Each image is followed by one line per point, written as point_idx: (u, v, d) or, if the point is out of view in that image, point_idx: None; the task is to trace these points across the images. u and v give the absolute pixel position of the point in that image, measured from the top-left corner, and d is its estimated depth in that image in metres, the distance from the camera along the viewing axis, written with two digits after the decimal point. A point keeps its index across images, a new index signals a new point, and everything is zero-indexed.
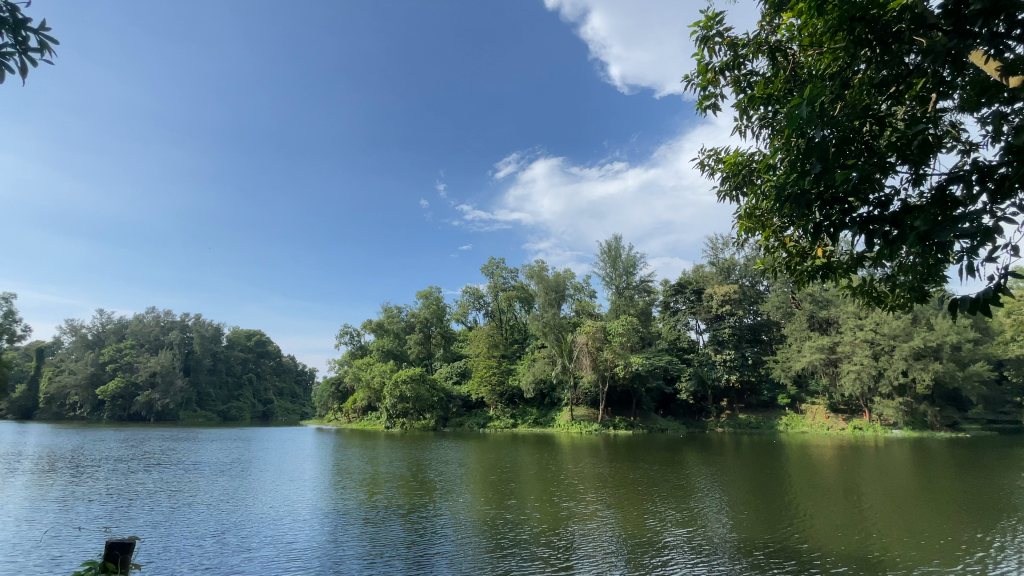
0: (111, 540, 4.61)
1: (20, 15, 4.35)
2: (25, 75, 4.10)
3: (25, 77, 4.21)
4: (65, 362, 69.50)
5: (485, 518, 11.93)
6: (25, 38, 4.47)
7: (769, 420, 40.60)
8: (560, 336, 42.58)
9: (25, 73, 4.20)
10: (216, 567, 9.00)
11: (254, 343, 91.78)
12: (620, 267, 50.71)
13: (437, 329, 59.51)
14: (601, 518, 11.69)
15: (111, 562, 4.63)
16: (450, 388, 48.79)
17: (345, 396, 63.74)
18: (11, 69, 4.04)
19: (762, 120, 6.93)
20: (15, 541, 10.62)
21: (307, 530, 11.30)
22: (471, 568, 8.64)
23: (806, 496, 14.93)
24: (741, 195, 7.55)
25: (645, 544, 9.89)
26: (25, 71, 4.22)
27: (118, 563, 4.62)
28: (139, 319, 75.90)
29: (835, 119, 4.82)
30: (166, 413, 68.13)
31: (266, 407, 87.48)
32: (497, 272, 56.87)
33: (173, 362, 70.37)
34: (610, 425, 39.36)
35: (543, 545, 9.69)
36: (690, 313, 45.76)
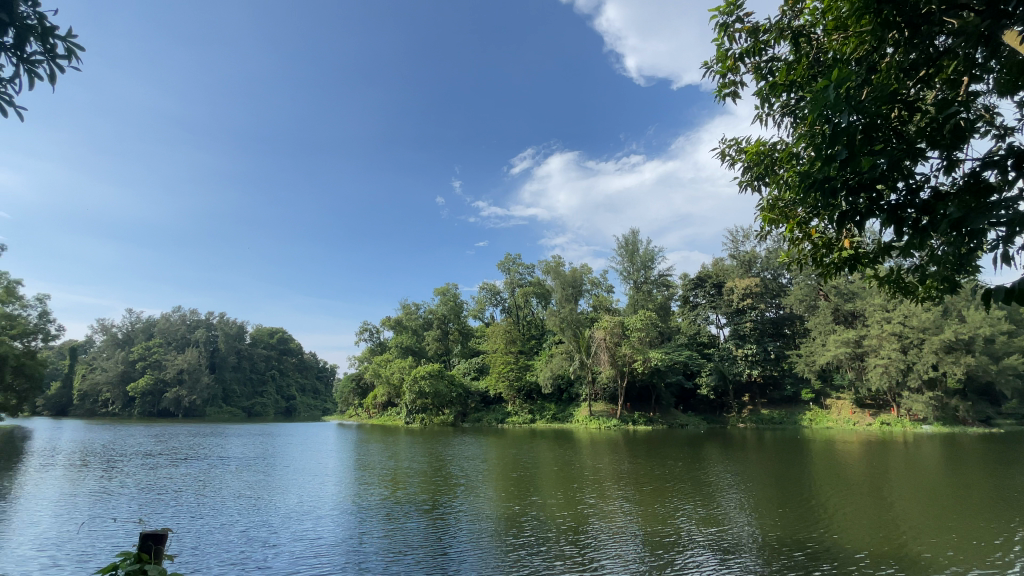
0: (144, 530, 4.46)
1: (49, 23, 4.44)
2: (54, 82, 4.19)
3: (54, 86, 4.32)
4: (97, 361, 71.79)
5: (507, 515, 11.79)
6: (53, 46, 4.56)
7: (792, 415, 39.88)
8: (577, 331, 42.31)
9: (55, 81, 4.29)
10: (244, 561, 9.07)
11: (278, 340, 93.40)
12: (638, 261, 50.20)
13: (454, 325, 59.89)
14: (626, 517, 11.45)
15: (144, 553, 4.48)
16: (468, 384, 49.08)
17: (365, 391, 64.56)
18: (42, 77, 4.15)
19: (785, 107, 6.76)
20: (47, 535, 10.84)
21: (331, 525, 11.41)
22: (495, 567, 8.47)
23: (835, 494, 14.47)
24: (764, 185, 7.34)
25: (667, 542, 9.70)
26: (54, 79, 4.31)
27: (150, 557, 4.44)
28: (166, 317, 77.82)
29: (864, 104, 4.58)
30: (193, 409, 69.92)
31: (289, 402, 89.26)
32: (513, 268, 56.69)
33: (199, 360, 72.16)
34: (629, 421, 39.12)
35: (565, 545, 9.53)
36: (710, 308, 45.11)
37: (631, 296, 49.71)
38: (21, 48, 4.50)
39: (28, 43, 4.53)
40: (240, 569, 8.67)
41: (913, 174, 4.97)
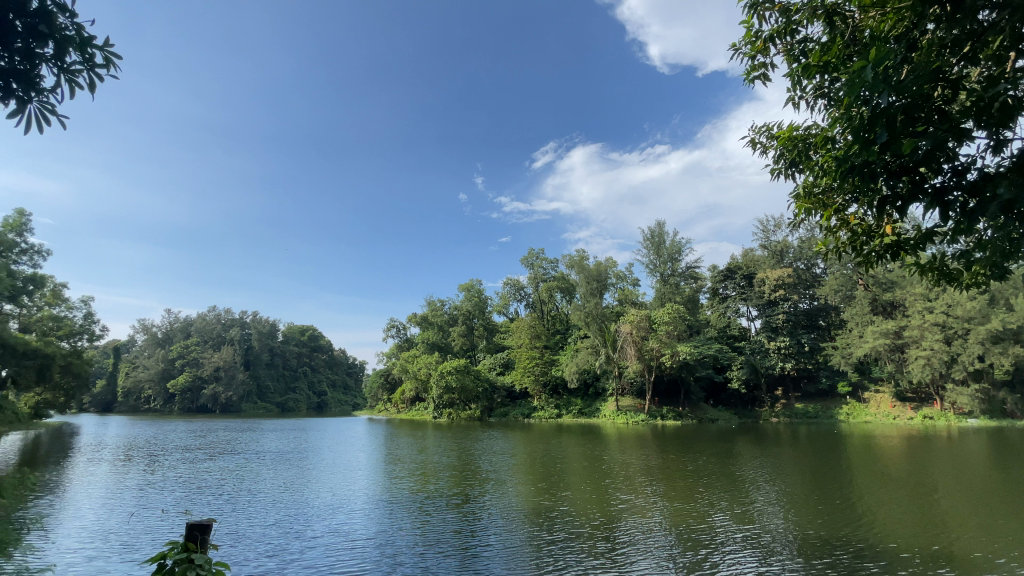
0: (189, 520, 4.15)
1: (87, 33, 4.52)
2: (94, 92, 4.27)
3: (93, 93, 4.39)
4: (139, 359, 74.80)
5: (536, 511, 11.69)
6: (91, 56, 4.64)
7: (828, 409, 38.65)
8: (602, 325, 41.84)
9: (94, 89, 4.37)
10: (281, 553, 9.24)
11: (308, 337, 95.49)
12: (665, 253, 49.32)
13: (479, 320, 60.12)
14: (657, 514, 11.19)
15: (192, 542, 4.19)
16: (494, 379, 49.20)
17: (394, 386, 65.51)
18: (82, 87, 4.24)
19: (818, 89, 6.41)
20: (94, 527, 11.24)
21: (363, 518, 11.58)
22: (526, 562, 8.42)
23: (874, 490, 13.97)
24: (799, 172, 6.97)
25: (699, 539, 9.47)
26: (93, 87, 4.40)
27: (197, 546, 4.18)
28: (202, 317, 80.38)
29: (905, 84, 4.27)
30: (230, 405, 72.26)
31: (320, 398, 91.47)
32: (537, 263, 56.43)
33: (235, 357, 74.50)
34: (658, 416, 38.56)
35: (595, 541, 9.38)
36: (740, 300, 44.08)
37: (658, 289, 48.89)
38: (62, 59, 4.61)
39: (67, 53, 4.61)
40: (278, 560, 8.84)
41: (960, 155, 4.60)
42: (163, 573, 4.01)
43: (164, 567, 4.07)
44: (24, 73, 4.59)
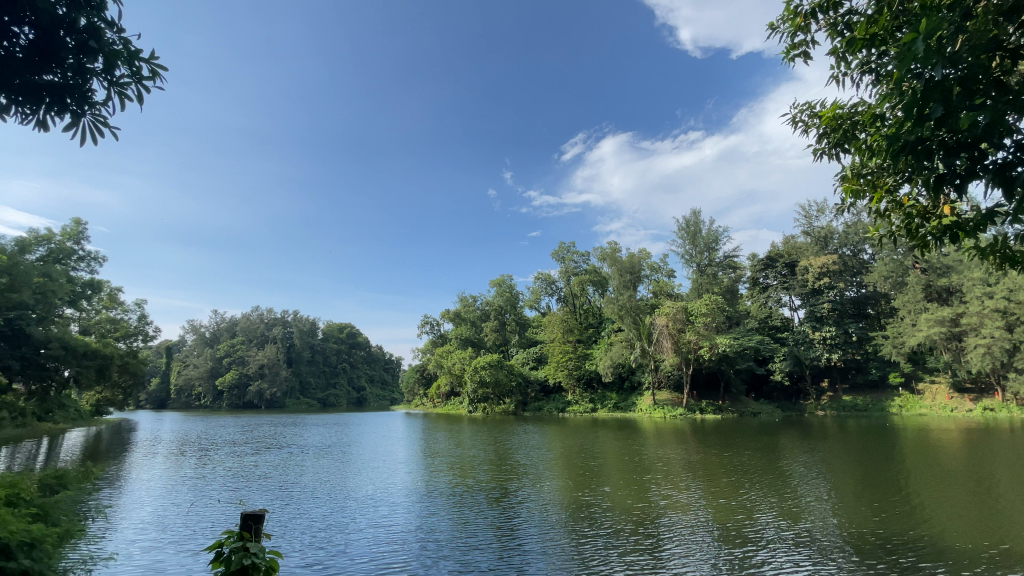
0: (244, 510, 4.02)
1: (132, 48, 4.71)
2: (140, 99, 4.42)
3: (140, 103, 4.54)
4: (189, 358, 78.50)
5: (574, 505, 11.64)
6: (139, 69, 4.86)
7: (878, 402, 36.91)
8: (637, 318, 41.15)
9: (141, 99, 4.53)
10: (326, 543, 9.48)
11: (347, 335, 97.92)
12: (701, 243, 48.04)
13: (511, 315, 60.18)
14: (700, 511, 10.87)
15: (246, 532, 4.06)
16: (528, 374, 49.21)
17: (429, 381, 66.49)
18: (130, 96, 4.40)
19: (865, 65, 6.00)
20: (152, 518, 11.78)
21: (402, 510, 11.79)
22: (564, 556, 8.31)
23: (929, 485, 13.27)
24: (844, 152, 6.54)
25: (744, 537, 9.12)
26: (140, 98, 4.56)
27: (252, 535, 4.05)
28: (246, 317, 83.60)
29: (960, 52, 3.92)
30: (275, 400, 75.05)
31: (359, 393, 93.96)
32: (568, 256, 55.90)
33: (278, 355, 77.35)
34: (696, 409, 37.70)
35: (636, 537, 9.16)
36: (783, 289, 42.63)
37: (694, 280, 47.63)
38: (111, 72, 4.79)
39: (115, 68, 4.79)
40: (324, 550, 9.08)
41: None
42: (220, 561, 3.88)
43: (221, 556, 3.91)
44: (76, 87, 4.76)
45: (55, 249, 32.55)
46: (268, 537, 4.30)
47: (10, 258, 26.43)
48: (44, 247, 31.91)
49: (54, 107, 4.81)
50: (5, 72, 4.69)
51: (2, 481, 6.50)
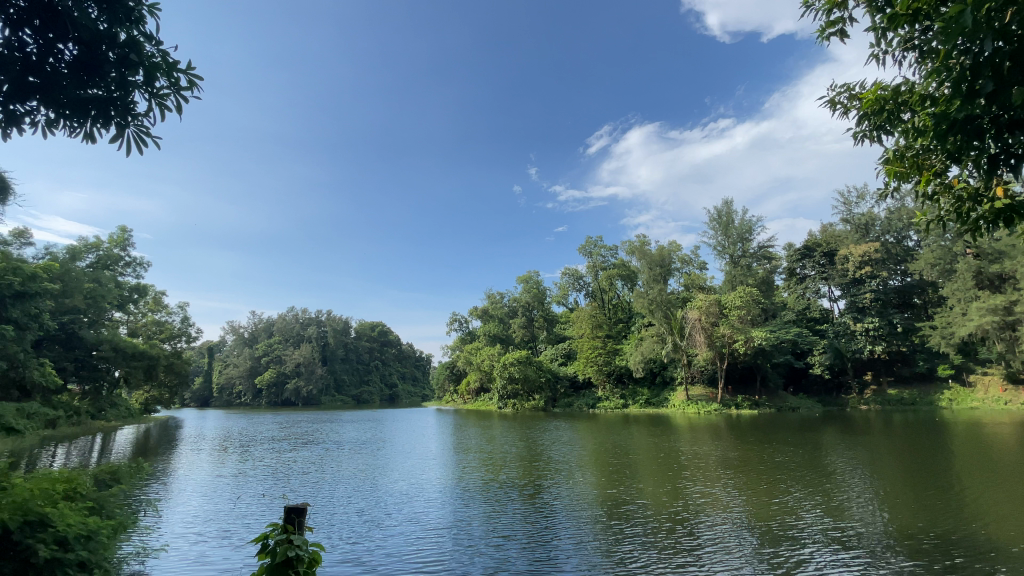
0: (287, 503, 4.05)
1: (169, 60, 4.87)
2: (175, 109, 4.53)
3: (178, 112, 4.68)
4: (229, 357, 81.48)
5: (608, 502, 11.52)
6: (177, 80, 5.03)
7: (927, 396, 35.22)
8: (668, 312, 40.43)
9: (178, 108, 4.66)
10: (361, 538, 9.64)
11: (378, 333, 99.60)
12: (734, 234, 46.78)
13: (539, 312, 59.97)
14: (738, 509, 10.59)
15: (289, 525, 4.11)
16: (557, 370, 49.02)
17: (459, 378, 67.13)
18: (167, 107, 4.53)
19: (907, 41, 5.66)
20: (198, 511, 12.21)
21: (436, 506, 11.94)
22: (599, 554, 8.19)
23: (981, 481, 12.63)
24: (888, 134, 6.15)
25: (784, 536, 8.85)
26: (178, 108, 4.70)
27: (295, 528, 4.10)
28: (282, 317, 86.20)
29: (1014, 24, 3.64)
30: (311, 398, 77.35)
31: (392, 390, 95.85)
32: (596, 251, 55.30)
33: (313, 353, 79.50)
34: (731, 405, 36.78)
35: (672, 536, 8.95)
36: (821, 280, 41.17)
37: (727, 272, 46.33)
38: (152, 84, 4.94)
39: (155, 78, 4.94)
40: (360, 544, 9.25)
41: None
42: (265, 553, 3.94)
43: (267, 547, 3.99)
44: (118, 100, 4.93)
45: (104, 256, 34.26)
46: (311, 529, 4.35)
47: (62, 266, 27.94)
48: (94, 254, 33.68)
49: (100, 120, 4.97)
50: (56, 88, 4.87)
51: (62, 477, 6.81)
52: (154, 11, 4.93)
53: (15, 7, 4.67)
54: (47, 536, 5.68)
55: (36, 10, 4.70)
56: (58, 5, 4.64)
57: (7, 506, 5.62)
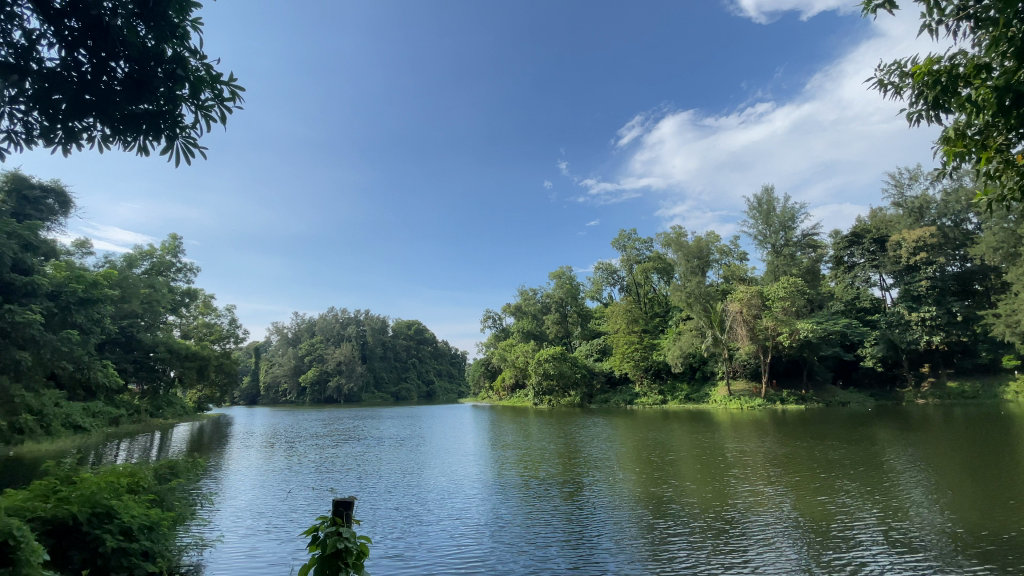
0: (335, 496, 4.17)
1: (213, 73, 5.08)
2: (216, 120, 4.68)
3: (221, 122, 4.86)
4: (275, 357, 84.68)
5: (648, 500, 11.35)
6: (222, 92, 5.23)
7: (991, 388, 33.02)
8: (707, 305, 39.39)
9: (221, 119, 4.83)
10: (404, 534, 9.84)
11: (415, 331, 101.29)
12: (775, 222, 45.13)
13: (572, 307, 59.51)
14: (786, 509, 10.22)
15: (338, 518, 4.23)
16: (593, 365, 48.51)
17: (494, 374, 67.54)
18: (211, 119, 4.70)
19: (963, 9, 5.21)
20: (250, 505, 12.73)
21: (475, 502, 12.07)
22: (641, 554, 8.08)
23: None
24: (946, 112, 5.69)
25: (838, 539, 8.43)
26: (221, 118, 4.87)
27: (344, 520, 4.18)
28: (323, 317, 88.88)
29: None
30: (352, 395, 79.68)
31: (429, 387, 97.53)
32: (630, 244, 54.31)
33: (353, 352, 81.66)
34: (776, 400, 35.48)
35: (718, 538, 8.65)
36: (871, 267, 39.13)
37: (769, 262, 44.74)
38: (197, 97, 5.13)
39: (201, 91, 5.15)
40: (404, 539, 9.42)
41: None
42: (316, 545, 4.03)
43: (318, 539, 4.09)
44: (168, 113, 5.14)
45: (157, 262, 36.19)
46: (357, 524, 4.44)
47: (119, 273, 29.70)
48: (148, 261, 35.56)
49: (152, 133, 5.19)
50: (109, 103, 5.09)
51: (125, 471, 7.17)
52: (197, 26, 5.12)
53: (70, 29, 4.92)
54: (112, 527, 6.05)
55: (89, 31, 4.94)
56: (109, 25, 4.86)
57: (77, 498, 6.00)
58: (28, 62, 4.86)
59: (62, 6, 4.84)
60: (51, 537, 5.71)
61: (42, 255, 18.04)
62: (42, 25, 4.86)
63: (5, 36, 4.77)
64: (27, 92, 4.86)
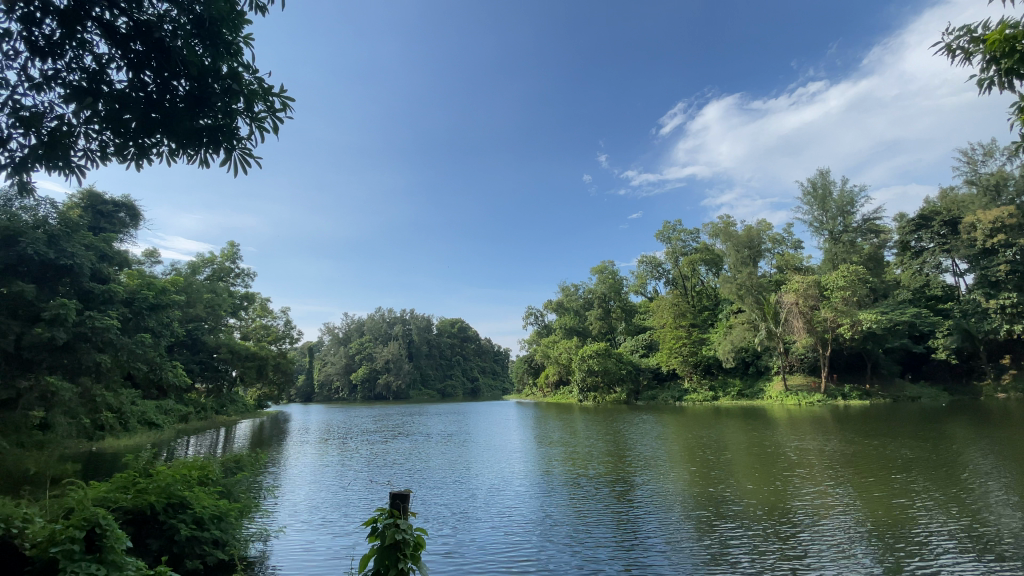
0: (393, 489, 4.29)
1: (264, 86, 5.30)
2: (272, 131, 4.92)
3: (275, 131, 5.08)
4: (327, 355, 88.14)
5: (698, 500, 11.12)
6: (273, 103, 5.44)
7: None
8: (760, 297, 37.84)
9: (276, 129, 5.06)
10: (454, 529, 10.08)
11: (458, 329, 102.69)
12: (832, 207, 42.86)
13: (616, 302, 58.49)
14: (848, 511, 9.77)
15: (396, 510, 4.35)
16: (639, 361, 47.59)
17: (538, 371, 67.51)
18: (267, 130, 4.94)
19: None
20: (309, 498, 13.36)
21: (522, 499, 12.19)
22: (691, 555, 7.98)
23: None
24: (1023, 78, 5.19)
25: (913, 545, 7.87)
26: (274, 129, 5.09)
27: (401, 512, 4.26)
28: (371, 317, 91.63)
29: None
30: (401, 392, 81.84)
31: (474, 383, 99.02)
32: (674, 236, 52.80)
33: (400, 350, 83.83)
34: (837, 395, 33.66)
35: (780, 543, 8.26)
36: (942, 252, 36.30)
37: (826, 250, 42.36)
38: (252, 109, 5.36)
39: (255, 103, 5.39)
40: (455, 535, 9.66)
41: None
42: (375, 536, 4.12)
43: (376, 530, 4.16)
44: (225, 127, 5.39)
45: (218, 269, 38.41)
46: (415, 516, 4.53)
47: (185, 280, 31.72)
48: (209, 268, 37.78)
49: (211, 146, 5.46)
50: (173, 120, 5.40)
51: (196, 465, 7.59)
52: (248, 41, 5.36)
53: (135, 52, 5.24)
54: (186, 516, 6.47)
55: (152, 52, 5.24)
56: (171, 46, 5.15)
57: (154, 489, 6.39)
58: (100, 85, 5.22)
59: (128, 31, 5.18)
60: (132, 525, 6.14)
61: (117, 265, 19.53)
62: (110, 50, 5.21)
63: (78, 62, 5.14)
64: (100, 113, 5.21)
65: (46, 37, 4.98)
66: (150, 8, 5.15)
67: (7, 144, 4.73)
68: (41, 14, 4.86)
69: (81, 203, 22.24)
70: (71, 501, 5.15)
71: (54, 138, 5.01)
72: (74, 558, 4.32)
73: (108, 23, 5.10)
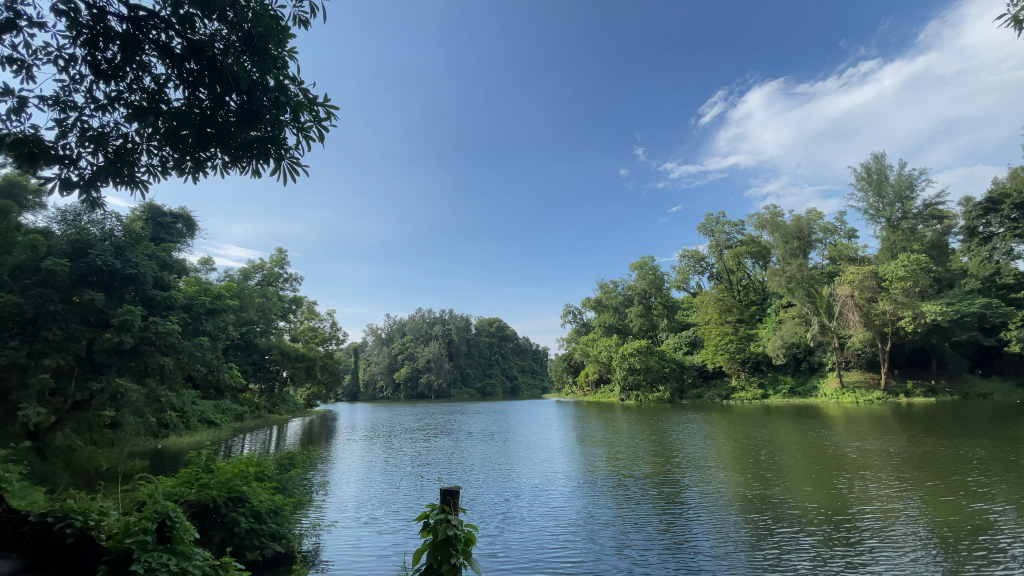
0: (443, 485, 4.32)
1: (307, 96, 5.48)
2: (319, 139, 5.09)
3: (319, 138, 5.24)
4: (371, 356, 90.58)
5: (751, 504, 10.76)
6: (317, 112, 5.60)
7: None
8: (811, 290, 36.21)
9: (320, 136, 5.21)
10: (499, 528, 10.14)
11: (496, 329, 103.11)
12: (889, 193, 40.40)
13: (657, 298, 57.18)
14: (914, 516, 9.26)
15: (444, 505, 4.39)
16: (683, 359, 46.38)
17: (578, 370, 67.01)
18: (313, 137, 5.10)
19: None
20: (357, 495, 13.72)
21: (568, 499, 12.14)
22: (745, 560, 7.75)
23: None
24: None
25: (992, 553, 7.38)
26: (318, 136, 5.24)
27: (451, 508, 4.29)
28: (411, 317, 93.48)
29: None
30: (442, 391, 83.12)
31: (513, 382, 99.44)
32: (717, 229, 51.09)
33: (441, 349, 85.06)
34: (898, 392, 31.79)
35: (843, 550, 7.90)
36: (1015, 237, 33.62)
37: (883, 238, 39.98)
38: (298, 119, 5.56)
39: (301, 113, 5.60)
40: (501, 535, 9.72)
41: None
42: (427, 530, 4.19)
43: (428, 525, 4.24)
44: (275, 138, 5.61)
45: (267, 274, 40.09)
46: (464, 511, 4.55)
47: (237, 285, 33.27)
48: (260, 273, 39.50)
49: (262, 157, 5.69)
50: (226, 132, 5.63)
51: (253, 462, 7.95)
52: (293, 54, 5.56)
53: (190, 71, 5.52)
54: (245, 510, 6.82)
55: (206, 70, 5.50)
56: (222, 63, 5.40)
57: (216, 484, 6.79)
58: (160, 104, 5.53)
59: (183, 50, 5.45)
60: (196, 518, 6.46)
61: (177, 272, 20.64)
62: (168, 70, 5.51)
63: (138, 83, 5.48)
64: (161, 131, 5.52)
65: (109, 60, 5.32)
66: (202, 29, 5.42)
67: (76, 161, 5.06)
68: (104, 40, 5.19)
69: (143, 215, 23.67)
70: (142, 494, 5.55)
71: (119, 155, 5.35)
72: (147, 548, 4.59)
73: (164, 44, 5.38)
